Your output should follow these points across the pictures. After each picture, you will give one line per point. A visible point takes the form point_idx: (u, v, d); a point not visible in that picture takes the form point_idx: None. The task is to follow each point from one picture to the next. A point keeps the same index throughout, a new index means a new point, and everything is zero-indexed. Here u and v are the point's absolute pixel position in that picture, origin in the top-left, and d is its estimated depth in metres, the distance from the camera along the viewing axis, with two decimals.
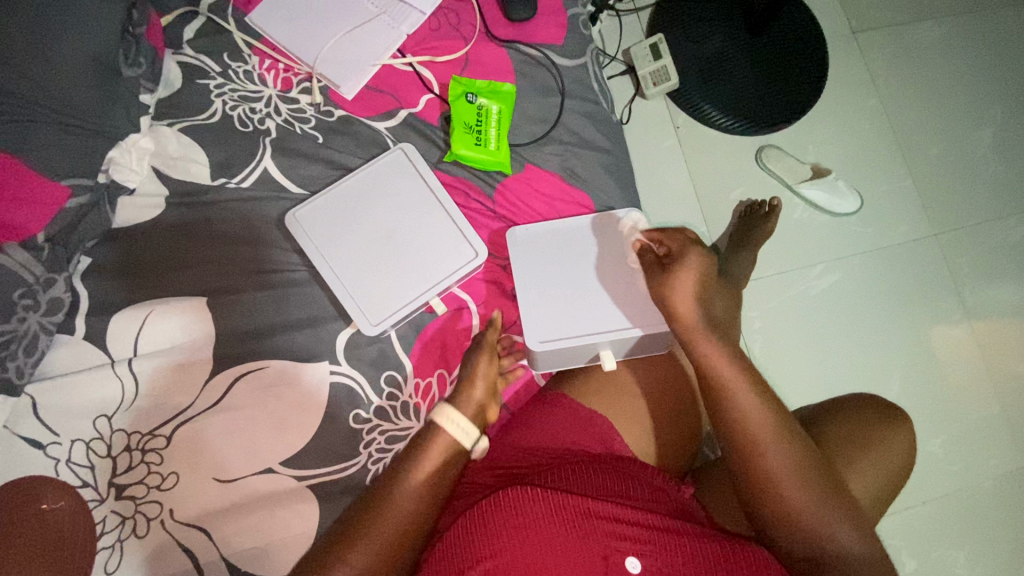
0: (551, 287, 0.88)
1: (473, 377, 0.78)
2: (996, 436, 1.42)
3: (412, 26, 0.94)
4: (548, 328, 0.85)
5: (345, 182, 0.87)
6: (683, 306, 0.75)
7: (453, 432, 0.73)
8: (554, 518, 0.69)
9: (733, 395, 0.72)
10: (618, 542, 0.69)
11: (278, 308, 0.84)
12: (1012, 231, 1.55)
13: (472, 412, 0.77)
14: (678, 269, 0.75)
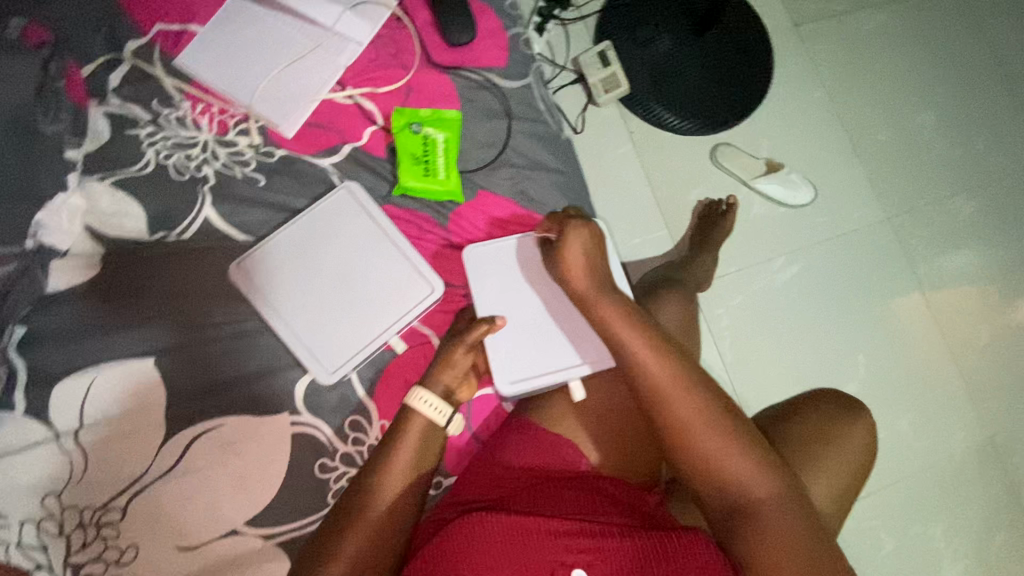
0: (516, 324, 0.90)
1: (447, 361, 0.81)
2: (957, 408, 1.48)
3: (351, 57, 0.91)
4: (515, 370, 0.89)
5: (291, 225, 0.84)
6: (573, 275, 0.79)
7: (425, 412, 0.77)
8: (504, 538, 0.67)
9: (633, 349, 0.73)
10: (567, 554, 0.66)
11: (232, 362, 0.81)
12: (961, 208, 1.60)
13: (443, 392, 0.81)
14: (569, 238, 0.79)
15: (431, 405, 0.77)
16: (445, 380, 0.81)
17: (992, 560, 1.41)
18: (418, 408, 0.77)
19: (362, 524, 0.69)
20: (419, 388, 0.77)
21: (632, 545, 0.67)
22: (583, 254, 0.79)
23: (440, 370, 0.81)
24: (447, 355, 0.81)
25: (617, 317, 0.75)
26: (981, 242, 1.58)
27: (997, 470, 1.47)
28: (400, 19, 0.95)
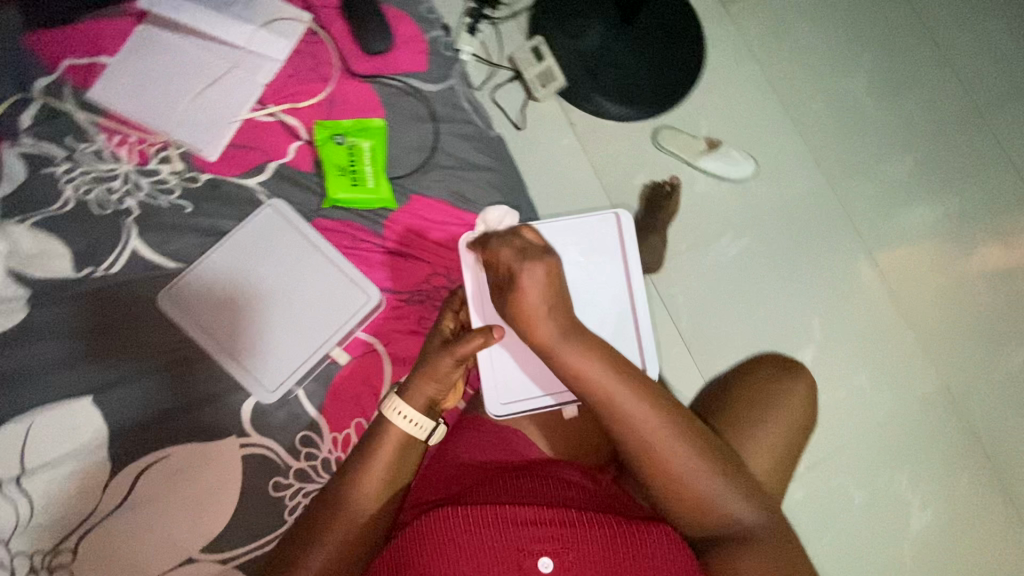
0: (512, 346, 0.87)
1: (432, 374, 0.76)
2: (912, 360, 1.54)
3: (268, 75, 0.91)
4: (511, 393, 0.86)
5: (221, 246, 0.83)
6: (538, 327, 0.66)
7: (399, 424, 0.77)
8: (470, 531, 0.69)
9: (617, 405, 0.69)
10: (531, 544, 0.69)
11: (174, 391, 0.80)
12: (899, 167, 1.65)
13: (426, 402, 0.78)
14: (528, 283, 0.64)
15: (407, 418, 0.77)
16: (427, 393, 0.77)
17: (959, 501, 1.46)
18: (394, 420, 0.76)
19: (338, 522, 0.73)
20: (396, 402, 0.76)
21: (594, 530, 0.70)
22: (546, 296, 0.65)
23: (423, 382, 0.77)
24: (432, 367, 0.76)
25: (599, 374, 0.68)
26: (921, 197, 1.63)
27: (956, 415, 1.52)
28: (315, 33, 0.95)
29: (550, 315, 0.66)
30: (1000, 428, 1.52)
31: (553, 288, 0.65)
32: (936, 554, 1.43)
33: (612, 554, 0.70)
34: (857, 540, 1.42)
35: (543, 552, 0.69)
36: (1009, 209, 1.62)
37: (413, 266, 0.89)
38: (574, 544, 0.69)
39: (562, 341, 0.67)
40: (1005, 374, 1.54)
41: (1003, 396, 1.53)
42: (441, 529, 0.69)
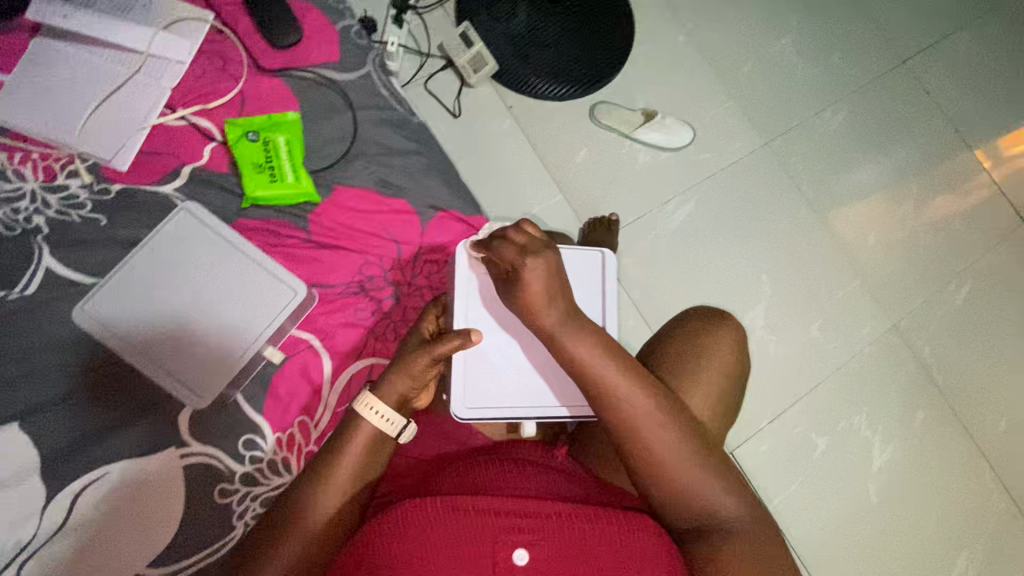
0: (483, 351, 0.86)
1: (408, 371, 0.76)
2: (861, 306, 1.58)
3: (175, 77, 0.89)
4: (477, 398, 0.85)
5: (137, 253, 0.81)
6: (543, 312, 0.70)
7: (372, 421, 0.75)
8: (445, 526, 0.68)
9: (617, 392, 0.70)
10: (508, 535, 0.69)
11: (106, 408, 0.78)
12: (832, 120, 1.69)
13: (398, 401, 0.77)
14: (531, 273, 0.68)
15: (381, 415, 0.75)
16: (400, 390, 0.77)
17: (916, 436, 1.51)
18: (367, 416, 0.75)
19: (301, 531, 0.69)
20: (370, 399, 0.74)
21: (566, 521, 0.70)
22: (547, 285, 0.69)
23: (399, 379, 0.77)
24: (409, 364, 0.76)
25: (599, 363, 0.70)
26: (855, 149, 1.68)
27: (908, 354, 1.57)
28: (219, 31, 0.94)
29: (552, 302, 0.69)
30: (948, 362, 1.57)
31: (556, 276, 0.70)
32: (900, 489, 1.47)
33: (585, 539, 0.70)
34: (826, 486, 1.45)
35: (519, 543, 0.68)
36: (934, 155, 1.70)
37: (343, 257, 0.88)
38: (548, 532, 0.70)
39: (562, 328, 0.70)
40: (946, 310, 1.61)
41: (947, 331, 1.60)
42: (417, 528, 0.68)
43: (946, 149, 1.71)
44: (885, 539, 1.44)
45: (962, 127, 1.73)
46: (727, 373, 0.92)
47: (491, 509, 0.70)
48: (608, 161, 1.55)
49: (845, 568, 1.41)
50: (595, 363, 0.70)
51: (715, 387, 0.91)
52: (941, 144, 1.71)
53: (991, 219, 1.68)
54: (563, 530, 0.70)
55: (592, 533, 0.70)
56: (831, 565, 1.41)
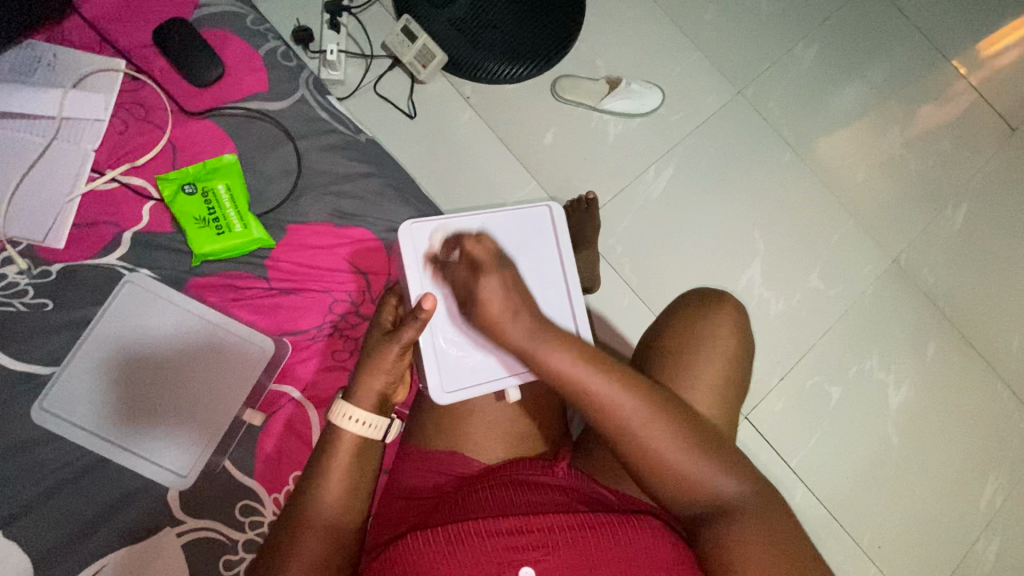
0: (456, 323, 0.77)
1: (379, 366, 0.68)
2: (858, 245, 1.53)
3: (96, 137, 0.83)
4: (458, 377, 0.77)
5: (89, 335, 0.77)
6: (506, 319, 0.65)
7: (352, 429, 0.68)
8: (443, 558, 0.64)
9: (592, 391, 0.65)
10: (510, 555, 0.64)
11: (88, 500, 0.73)
12: (806, 56, 1.60)
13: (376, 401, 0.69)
14: (491, 283, 0.64)
15: (359, 422, 0.68)
16: (376, 390, 0.69)
17: (930, 370, 1.48)
18: (344, 425, 0.68)
19: None
20: (345, 406, 0.67)
21: (572, 535, 0.66)
22: (508, 297, 0.65)
23: (370, 377, 0.69)
24: (377, 362, 0.68)
25: (570, 366, 0.65)
26: (834, 82, 1.60)
27: (912, 288, 1.52)
28: (135, 78, 0.87)
29: (512, 319, 0.65)
30: (953, 288, 1.53)
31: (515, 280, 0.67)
32: (919, 425, 1.45)
33: (593, 550, 0.65)
34: (845, 433, 1.43)
35: (524, 561, 0.64)
36: (915, 75, 1.62)
37: (311, 300, 0.84)
38: (555, 546, 0.65)
39: (530, 338, 0.65)
40: (945, 235, 1.56)
41: (950, 258, 1.55)
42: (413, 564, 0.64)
43: (926, 67, 1.63)
44: (910, 478, 1.43)
45: (941, 41, 1.65)
46: (732, 360, 0.89)
47: (488, 530, 0.66)
48: (579, 138, 1.48)
49: (873, 512, 1.40)
50: (573, 372, 0.65)
51: (721, 379, 0.87)
52: (920, 62, 1.63)
53: (981, 133, 1.62)
54: (571, 542, 0.65)
55: (601, 543, 0.66)
56: (860, 512, 1.40)
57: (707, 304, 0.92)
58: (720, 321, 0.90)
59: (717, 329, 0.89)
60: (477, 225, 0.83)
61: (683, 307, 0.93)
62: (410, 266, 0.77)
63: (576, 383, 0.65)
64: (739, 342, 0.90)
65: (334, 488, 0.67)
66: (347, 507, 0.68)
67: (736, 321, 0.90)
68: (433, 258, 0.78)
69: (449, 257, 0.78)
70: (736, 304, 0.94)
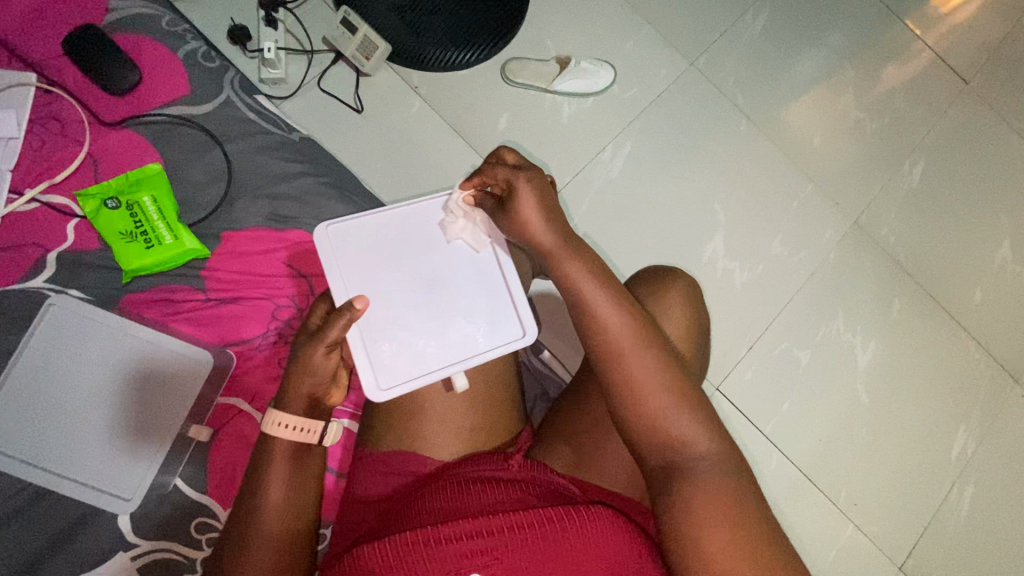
0: (381, 320, 0.78)
1: (307, 369, 0.66)
2: (820, 210, 1.54)
3: (12, 156, 0.80)
4: (388, 374, 0.76)
5: (13, 365, 0.73)
6: (533, 224, 0.71)
7: (284, 435, 0.66)
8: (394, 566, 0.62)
9: (598, 309, 0.69)
10: (460, 561, 0.62)
11: (33, 533, 0.71)
12: (757, 22, 1.59)
13: (308, 405, 0.68)
14: (523, 186, 0.71)
15: (290, 427, 0.67)
16: (306, 393, 0.67)
17: (896, 327, 1.50)
18: (277, 432, 0.66)
19: None
20: (273, 412, 0.65)
21: (524, 535, 0.63)
22: (537, 210, 0.71)
23: (299, 381, 0.67)
24: (304, 362, 0.66)
25: (587, 277, 0.70)
26: (786, 48, 1.59)
27: (874, 249, 1.53)
28: (48, 91, 0.83)
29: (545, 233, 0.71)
30: (913, 245, 1.55)
31: (543, 198, 0.72)
32: (888, 382, 1.47)
33: (546, 550, 0.63)
34: (815, 396, 1.44)
35: (473, 567, 0.61)
36: (866, 35, 1.62)
37: (250, 308, 0.81)
38: (509, 548, 0.63)
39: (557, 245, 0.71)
40: (904, 193, 1.57)
41: (909, 215, 1.56)
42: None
43: (877, 27, 1.63)
44: (881, 434, 1.45)
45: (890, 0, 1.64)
46: (683, 341, 0.88)
47: (438, 536, 0.63)
48: (533, 122, 1.46)
49: (848, 470, 1.43)
50: (581, 279, 0.70)
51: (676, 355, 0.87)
52: (870, 23, 1.63)
53: (935, 90, 1.62)
54: (521, 543, 0.63)
55: (553, 541, 0.63)
56: (835, 472, 1.42)
57: (658, 284, 0.91)
58: (671, 299, 0.89)
59: (667, 309, 0.88)
60: (396, 216, 0.82)
61: (633, 289, 0.92)
62: (332, 272, 0.77)
63: (582, 295, 0.69)
64: (691, 321, 0.89)
65: (275, 501, 0.65)
66: (294, 519, 0.66)
67: (687, 300, 0.89)
68: (354, 261, 0.79)
69: (367, 257, 0.79)
70: (688, 279, 0.93)
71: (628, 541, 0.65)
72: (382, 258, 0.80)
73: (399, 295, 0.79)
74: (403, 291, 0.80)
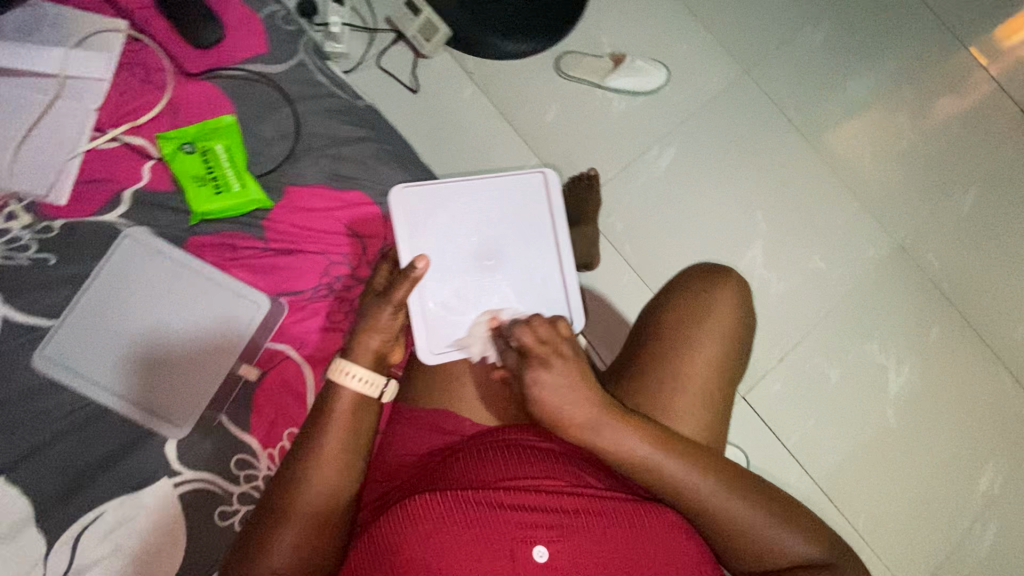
0: (440, 288, 0.82)
1: (375, 325, 0.72)
2: (864, 228, 1.51)
3: (99, 96, 0.85)
4: (442, 339, 0.82)
5: (90, 287, 0.78)
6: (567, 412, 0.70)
7: (352, 386, 0.70)
8: (460, 528, 0.64)
9: (665, 474, 0.72)
10: (525, 532, 0.65)
11: (89, 448, 0.75)
12: (815, 35, 1.57)
13: (373, 360, 0.72)
14: (540, 385, 0.70)
15: (360, 378, 0.70)
16: (373, 347, 0.72)
17: (932, 356, 1.47)
18: (345, 382, 0.70)
19: (292, 529, 0.65)
20: (344, 361, 0.70)
21: (581, 515, 0.67)
22: (564, 393, 0.70)
23: (367, 336, 0.72)
24: (371, 318, 0.72)
25: (633, 448, 0.71)
26: (842, 63, 1.57)
27: (916, 273, 1.50)
28: (137, 38, 0.88)
29: (582, 412, 0.70)
30: (958, 273, 1.51)
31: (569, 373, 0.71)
32: (918, 410, 1.44)
33: (600, 530, 0.67)
34: (842, 415, 1.42)
35: (537, 538, 0.65)
36: (927, 57, 1.59)
37: (305, 261, 0.85)
38: (567, 526, 0.66)
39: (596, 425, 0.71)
40: (953, 219, 1.53)
41: (956, 243, 1.52)
42: (425, 536, 0.64)
43: (939, 49, 1.59)
44: (907, 461, 1.42)
45: (955, 23, 1.60)
46: (729, 339, 0.89)
47: (501, 503, 0.67)
48: (581, 116, 1.47)
49: (869, 493, 1.40)
50: (635, 454, 0.71)
51: (721, 349, 0.88)
52: (933, 45, 1.59)
53: (995, 117, 1.57)
54: (579, 523, 0.67)
55: (605, 523, 0.68)
56: (855, 494, 1.40)
57: (710, 282, 0.91)
58: (722, 296, 0.90)
59: (715, 307, 0.89)
60: (467, 192, 0.85)
61: (683, 284, 0.93)
62: (400, 233, 0.82)
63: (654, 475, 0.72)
64: (738, 320, 0.90)
65: (334, 446, 0.68)
66: (352, 460, 0.69)
67: (738, 302, 0.90)
68: (422, 226, 0.82)
69: (436, 225, 0.83)
70: (740, 278, 0.94)
71: (673, 535, 0.70)
72: (448, 229, 0.84)
73: (461, 265, 0.83)
74: (465, 263, 0.84)
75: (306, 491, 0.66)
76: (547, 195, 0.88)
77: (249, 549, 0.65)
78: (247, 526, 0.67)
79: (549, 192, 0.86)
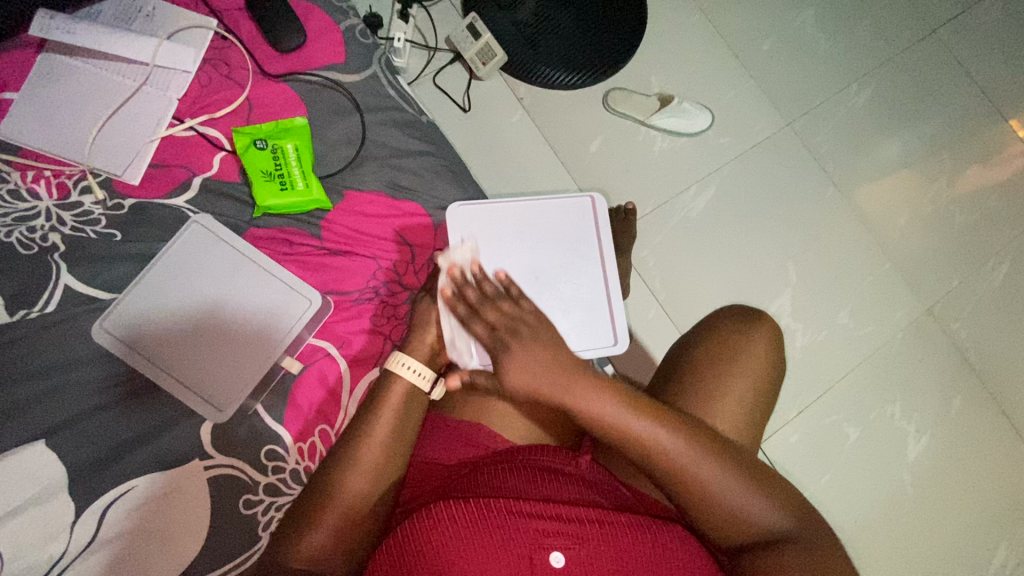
0: None
1: (426, 322, 0.79)
2: (894, 290, 1.52)
3: (181, 87, 0.90)
4: None
5: (154, 266, 0.82)
6: (521, 374, 0.68)
7: (406, 376, 0.75)
8: (479, 530, 0.65)
9: (637, 433, 0.68)
10: (542, 539, 0.65)
11: (127, 422, 0.76)
12: (858, 96, 1.60)
13: (426, 355, 0.78)
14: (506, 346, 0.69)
15: (412, 370, 0.76)
16: (425, 344, 0.78)
17: (953, 425, 1.45)
18: (400, 373, 0.75)
19: (328, 518, 0.68)
20: (399, 352, 0.76)
21: (599, 531, 0.67)
22: (529, 352, 0.69)
23: (420, 333, 0.79)
24: (424, 316, 0.80)
25: (607, 404, 0.68)
26: (883, 125, 1.59)
27: (943, 340, 1.50)
28: (224, 37, 0.94)
29: (549, 379, 0.68)
30: (985, 344, 1.50)
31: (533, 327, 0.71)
32: (936, 479, 1.42)
33: (619, 547, 0.67)
34: (857, 476, 1.40)
35: (553, 546, 0.65)
36: (967, 127, 1.61)
37: (356, 264, 0.88)
38: (585, 538, 0.66)
39: (569, 383, 0.68)
40: (984, 290, 1.53)
41: (985, 314, 1.52)
42: (446, 536, 0.65)
43: (981, 121, 1.61)
44: (921, 531, 1.39)
45: (997, 96, 1.63)
46: (759, 384, 0.89)
47: (521, 511, 0.67)
48: (623, 151, 1.51)
49: (881, 560, 1.37)
50: (606, 410, 0.68)
51: (753, 392, 0.89)
52: (973, 116, 1.62)
53: None
54: (597, 537, 0.67)
55: (625, 541, 0.67)
56: (866, 559, 1.37)
57: (745, 325, 0.92)
58: (755, 339, 0.91)
59: (748, 349, 0.90)
60: (517, 210, 0.89)
61: (719, 324, 0.94)
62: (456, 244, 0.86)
63: (626, 431, 0.68)
64: (770, 364, 0.91)
65: (378, 442, 0.72)
66: (388, 455, 0.73)
67: (770, 347, 0.91)
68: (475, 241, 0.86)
69: (488, 238, 0.87)
70: (772, 323, 0.95)
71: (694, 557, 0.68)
72: (497, 241, 0.87)
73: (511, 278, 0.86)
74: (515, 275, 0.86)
75: (345, 482, 0.70)
76: (594, 218, 0.92)
77: (286, 530, 0.69)
78: (290, 509, 0.71)
79: (595, 213, 0.90)
